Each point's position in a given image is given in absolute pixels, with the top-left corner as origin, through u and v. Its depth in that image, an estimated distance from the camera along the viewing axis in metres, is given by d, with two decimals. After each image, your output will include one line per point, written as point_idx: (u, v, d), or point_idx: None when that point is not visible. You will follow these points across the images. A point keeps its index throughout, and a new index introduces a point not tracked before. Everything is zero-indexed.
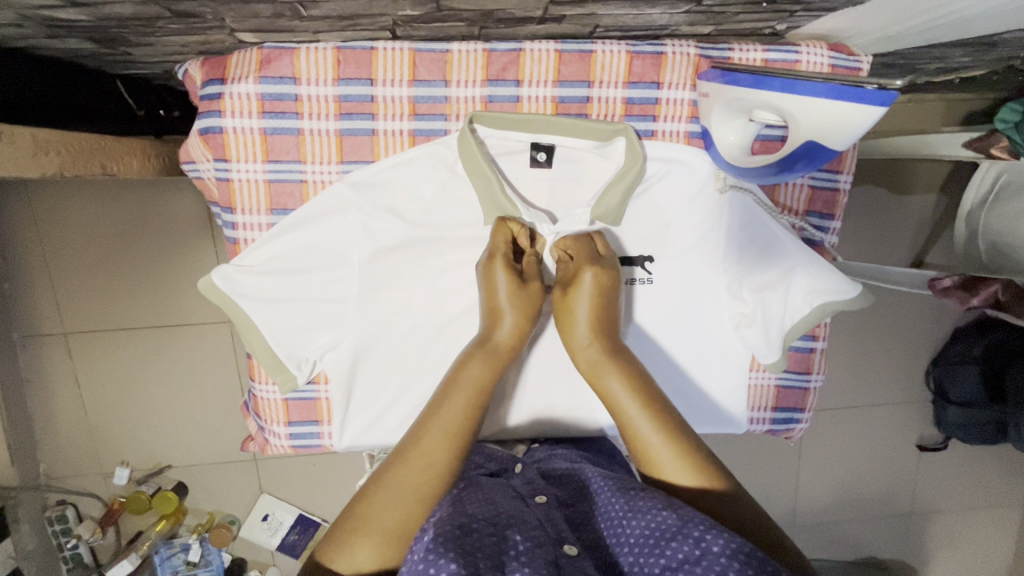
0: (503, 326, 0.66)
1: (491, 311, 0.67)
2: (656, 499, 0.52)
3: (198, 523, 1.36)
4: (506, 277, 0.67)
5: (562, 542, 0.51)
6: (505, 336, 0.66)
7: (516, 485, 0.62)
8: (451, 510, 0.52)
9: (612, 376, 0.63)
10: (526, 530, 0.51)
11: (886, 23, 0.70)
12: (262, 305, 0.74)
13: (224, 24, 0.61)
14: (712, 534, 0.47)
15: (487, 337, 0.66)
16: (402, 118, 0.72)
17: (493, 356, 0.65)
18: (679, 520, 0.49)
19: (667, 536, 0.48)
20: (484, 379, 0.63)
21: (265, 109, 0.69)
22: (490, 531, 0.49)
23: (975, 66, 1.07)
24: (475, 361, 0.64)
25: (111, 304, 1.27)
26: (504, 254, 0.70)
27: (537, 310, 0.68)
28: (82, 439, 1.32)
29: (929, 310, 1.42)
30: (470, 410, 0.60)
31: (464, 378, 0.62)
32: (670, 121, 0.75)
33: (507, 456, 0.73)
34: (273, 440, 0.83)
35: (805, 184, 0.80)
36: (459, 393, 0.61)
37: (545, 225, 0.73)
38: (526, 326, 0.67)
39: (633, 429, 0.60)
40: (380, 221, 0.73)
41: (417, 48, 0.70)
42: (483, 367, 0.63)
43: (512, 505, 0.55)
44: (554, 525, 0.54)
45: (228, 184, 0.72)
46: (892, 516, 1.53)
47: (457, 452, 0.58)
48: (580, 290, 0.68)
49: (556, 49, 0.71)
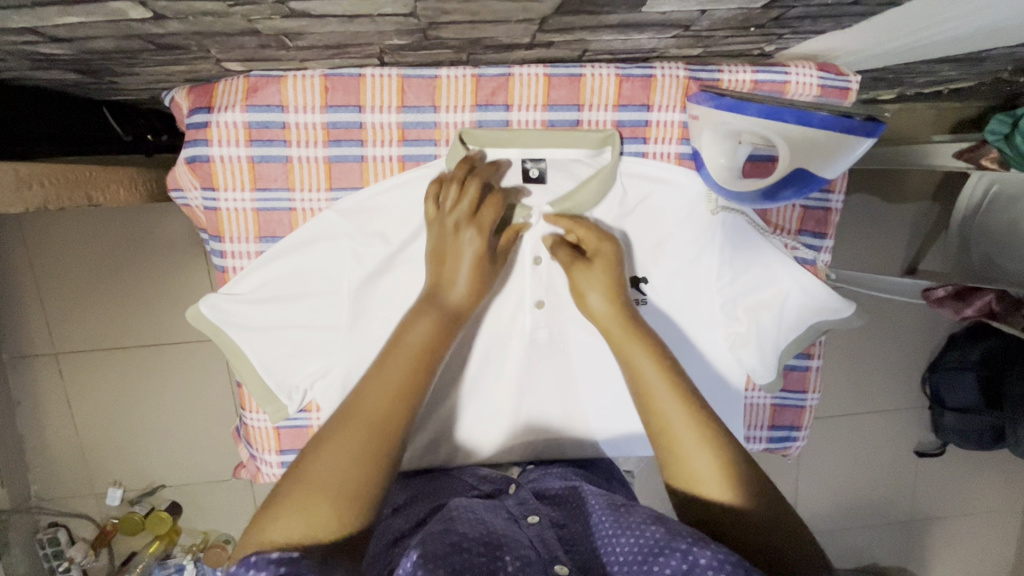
0: (456, 289, 0.65)
1: (437, 262, 0.66)
2: (645, 514, 0.53)
3: (193, 542, 1.37)
4: (473, 249, 0.66)
5: (553, 562, 0.50)
6: (458, 296, 0.65)
7: (509, 507, 0.61)
8: (439, 530, 0.51)
9: (638, 350, 0.63)
10: (516, 550, 0.50)
11: (873, 43, 0.70)
12: (251, 333, 0.73)
13: (209, 56, 0.61)
14: (699, 546, 0.46)
15: (437, 293, 0.65)
16: (391, 144, 0.71)
17: (443, 318, 0.63)
18: (667, 534, 0.49)
19: (656, 551, 0.48)
20: (432, 346, 0.61)
21: (252, 137, 0.69)
22: (482, 550, 0.49)
23: (966, 78, 1.08)
24: (422, 320, 0.62)
25: (102, 325, 1.26)
26: (476, 226, 0.66)
27: (490, 275, 0.67)
28: (75, 461, 1.31)
29: (925, 317, 1.44)
30: (416, 370, 0.59)
31: (408, 337, 0.61)
32: (661, 143, 0.74)
33: (502, 476, 0.72)
34: (265, 468, 0.81)
35: (796, 204, 0.78)
36: (398, 352, 0.60)
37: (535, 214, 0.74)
38: (480, 285, 0.66)
39: (664, 422, 0.59)
40: (368, 247, 0.72)
41: (405, 74, 0.69)
42: (430, 327, 0.62)
43: (505, 526, 0.55)
44: (547, 546, 0.53)
45: (215, 213, 0.71)
46: (891, 523, 1.53)
47: (402, 404, 0.56)
48: (601, 260, 0.69)
49: (545, 73, 0.70)
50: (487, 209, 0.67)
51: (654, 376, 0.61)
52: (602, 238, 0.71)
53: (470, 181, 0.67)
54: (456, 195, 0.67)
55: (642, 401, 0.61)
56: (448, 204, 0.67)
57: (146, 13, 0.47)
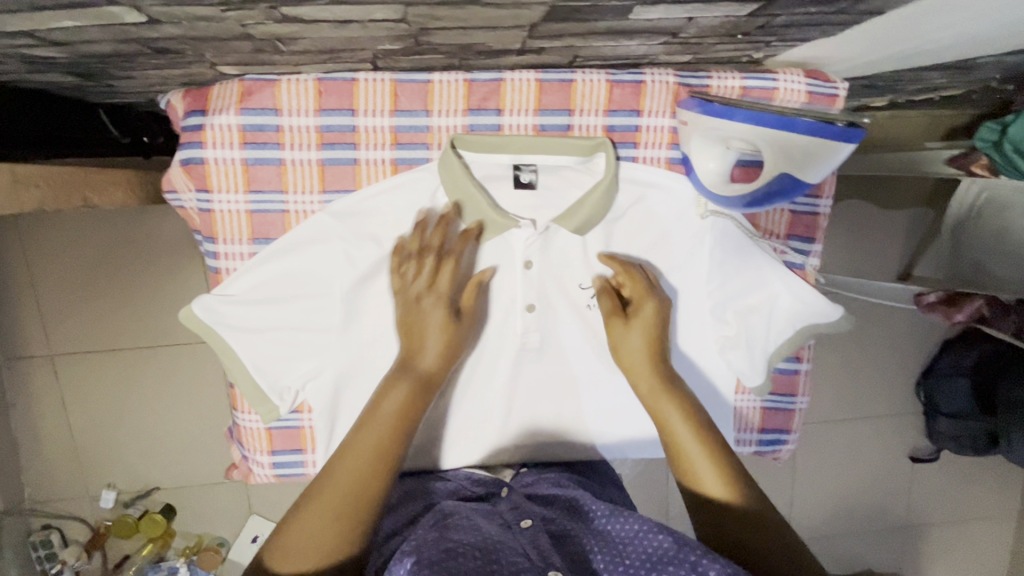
0: (426, 354, 0.67)
1: (407, 332, 0.69)
2: (648, 522, 0.56)
3: (187, 545, 1.36)
4: (440, 318, 0.68)
5: (548, 568, 0.50)
6: (430, 359, 0.67)
7: (502, 513, 0.62)
8: (436, 538, 0.53)
9: (660, 386, 0.69)
10: (511, 557, 0.51)
11: (859, 51, 0.71)
12: (244, 334, 0.73)
13: (204, 59, 0.62)
14: (708, 559, 0.49)
15: (410, 360, 0.67)
16: (384, 147, 0.72)
17: (416, 385, 0.65)
18: (675, 543, 0.52)
19: (665, 561, 0.51)
20: (408, 410, 0.63)
21: (246, 140, 0.70)
22: (478, 556, 0.50)
23: (955, 86, 1.09)
24: (397, 388, 0.64)
25: (98, 326, 1.26)
26: (442, 294, 0.69)
27: (460, 336, 0.70)
28: (69, 463, 1.31)
29: (917, 322, 1.45)
30: (393, 431, 0.61)
31: (384, 406, 0.62)
32: (651, 148, 0.75)
33: (494, 480, 0.73)
34: (256, 469, 0.82)
35: (785, 208, 0.79)
36: (373, 422, 0.61)
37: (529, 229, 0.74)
38: (450, 348, 0.69)
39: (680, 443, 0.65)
40: (360, 250, 0.72)
41: (398, 79, 0.70)
42: (404, 394, 0.64)
43: (499, 533, 0.55)
44: (541, 552, 0.53)
45: (209, 215, 0.72)
46: (886, 529, 1.53)
47: (378, 473, 0.59)
48: (642, 319, 0.72)
49: (536, 79, 0.71)
50: (445, 277, 0.70)
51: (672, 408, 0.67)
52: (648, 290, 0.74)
53: (426, 255, 0.70)
54: (416, 268, 0.70)
55: (663, 434, 0.67)
56: (410, 275, 0.70)
57: (141, 18, 0.48)
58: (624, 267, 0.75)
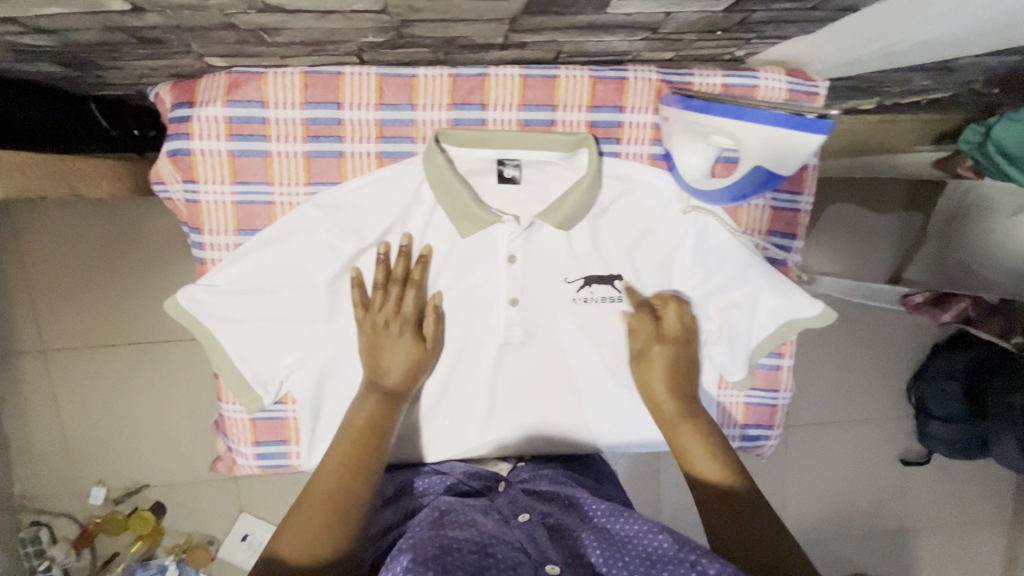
0: (392, 373, 0.72)
1: (371, 359, 0.72)
2: (650, 524, 0.57)
3: (176, 543, 1.35)
4: (407, 340, 0.73)
5: (545, 563, 0.52)
6: (398, 375, 0.72)
7: (501, 508, 0.64)
8: (432, 533, 0.55)
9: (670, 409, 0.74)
10: (507, 550, 0.53)
11: (838, 51, 0.72)
12: (229, 325, 0.74)
13: (190, 50, 0.62)
14: (708, 558, 0.50)
15: (378, 380, 0.72)
16: (370, 140, 0.73)
17: (386, 399, 0.71)
18: (676, 544, 0.53)
19: (665, 561, 0.52)
20: (374, 423, 0.69)
21: (233, 131, 0.70)
22: (474, 549, 0.52)
23: (940, 89, 1.11)
24: (367, 402, 0.70)
25: (90, 322, 1.26)
26: (405, 321, 0.73)
27: (423, 357, 0.74)
28: (58, 459, 1.31)
29: (907, 325, 1.46)
30: (361, 446, 0.66)
31: (351, 423, 0.68)
32: (634, 143, 0.76)
33: (491, 474, 0.75)
34: (241, 460, 0.82)
35: (766, 204, 0.80)
36: (344, 436, 0.67)
37: (511, 226, 0.74)
38: (417, 367, 0.73)
39: (685, 452, 0.70)
40: (345, 242, 0.73)
41: (383, 73, 0.71)
42: (374, 407, 0.70)
43: (496, 528, 0.57)
44: (537, 546, 0.55)
45: (196, 206, 0.73)
46: (877, 532, 1.53)
47: (352, 477, 0.64)
48: (659, 353, 0.76)
49: (521, 74, 0.72)
50: (408, 302, 0.73)
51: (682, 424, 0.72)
52: (676, 326, 0.77)
53: (390, 285, 0.73)
54: (381, 297, 0.73)
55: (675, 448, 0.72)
56: (375, 302, 0.73)
57: (125, 5, 0.49)
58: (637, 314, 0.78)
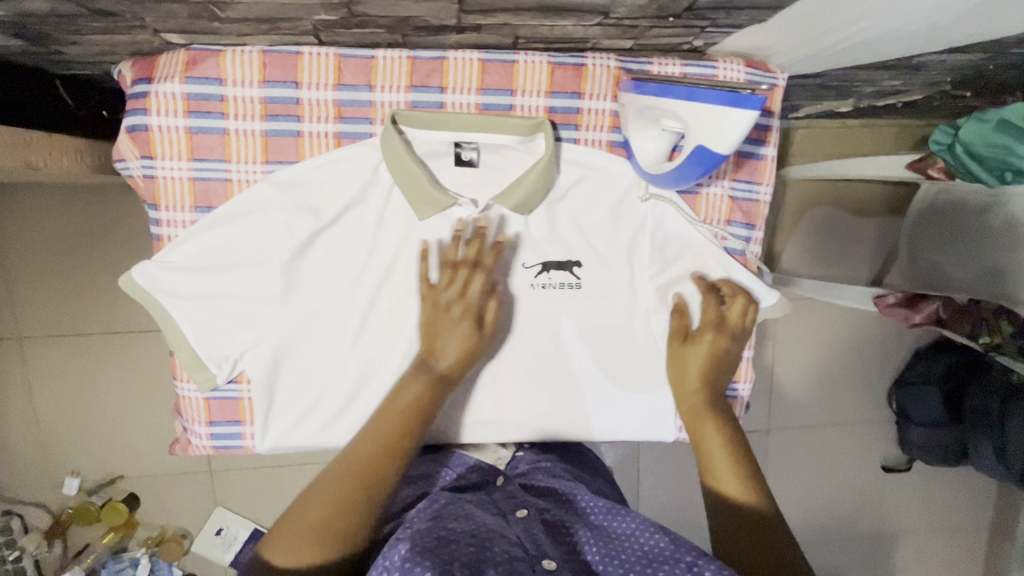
0: (445, 356, 0.71)
1: (428, 335, 0.72)
2: (644, 521, 0.60)
3: (149, 536, 1.35)
4: (466, 326, 0.72)
5: (541, 557, 0.54)
6: (448, 362, 0.71)
7: (499, 502, 0.66)
8: (430, 525, 0.57)
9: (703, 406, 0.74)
10: (504, 545, 0.54)
11: (795, 43, 0.73)
12: (184, 302, 0.74)
13: (145, 25, 0.63)
14: (704, 560, 0.53)
15: (429, 359, 0.71)
16: (327, 120, 0.73)
17: (433, 380, 0.70)
18: (670, 544, 0.56)
19: (659, 560, 0.55)
20: (425, 405, 0.68)
21: (190, 108, 0.71)
22: (470, 542, 0.54)
23: (912, 90, 1.12)
24: (414, 383, 0.69)
25: (64, 308, 1.26)
26: (471, 306, 0.72)
27: (479, 342, 0.72)
28: (31, 447, 1.30)
29: (887, 329, 1.46)
30: (408, 422, 0.66)
31: (399, 401, 0.67)
32: (592, 130, 0.77)
33: (491, 468, 0.76)
34: (196, 440, 0.82)
35: (725, 194, 0.80)
36: (388, 412, 0.67)
37: (467, 209, 0.75)
38: (470, 353, 0.72)
39: (709, 455, 0.70)
40: (301, 221, 0.73)
41: (342, 54, 0.71)
42: (422, 389, 0.69)
43: (494, 521, 0.59)
44: (534, 540, 0.57)
45: (153, 182, 0.73)
46: (856, 539, 1.53)
47: (385, 455, 0.64)
48: (704, 345, 0.77)
49: (479, 58, 0.73)
50: (474, 287, 0.73)
51: (710, 427, 0.72)
52: (732, 327, 0.78)
53: (460, 268, 0.73)
54: (448, 278, 0.73)
55: (698, 448, 0.72)
56: (441, 283, 0.73)
57: None
58: (704, 296, 0.79)
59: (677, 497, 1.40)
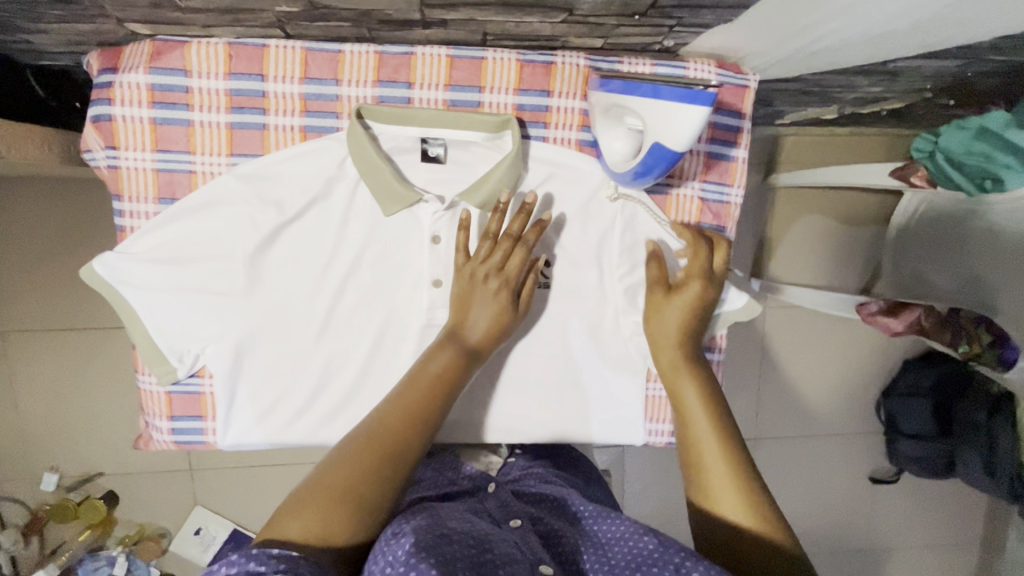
0: (475, 327, 0.70)
1: (460, 307, 0.71)
2: (636, 526, 0.57)
3: (126, 534, 1.34)
4: (500, 301, 0.70)
5: (539, 561, 0.52)
6: (477, 335, 0.70)
7: (492, 511, 0.64)
8: (427, 522, 0.54)
9: (687, 386, 0.69)
10: (501, 549, 0.52)
11: (766, 45, 0.72)
12: (145, 294, 0.73)
13: (107, 14, 0.63)
14: (692, 561, 0.50)
15: (458, 331, 0.69)
16: (293, 114, 0.73)
17: (461, 353, 0.68)
18: (659, 545, 0.54)
19: (650, 562, 0.52)
20: (449, 381, 0.66)
21: (155, 99, 0.70)
22: (468, 544, 0.51)
23: (895, 98, 1.11)
24: (439, 355, 0.67)
25: (43, 302, 1.25)
26: (507, 281, 0.71)
27: (510, 320, 0.71)
28: (8, 442, 1.29)
29: (874, 338, 1.44)
30: (431, 397, 0.64)
31: (427, 370, 0.66)
32: (561, 128, 0.76)
33: (482, 475, 0.75)
34: (157, 434, 0.81)
35: (695, 196, 0.80)
36: (417, 380, 0.65)
37: (432, 206, 0.74)
38: (499, 331, 0.71)
39: (698, 449, 0.64)
40: (264, 214, 0.73)
41: (309, 48, 0.71)
42: (448, 362, 0.67)
43: (489, 527, 0.57)
44: (530, 546, 0.55)
45: (117, 172, 0.72)
46: (844, 551, 1.50)
47: (416, 428, 0.62)
48: (684, 293, 0.74)
49: (447, 54, 0.72)
50: (513, 262, 0.71)
51: (701, 418, 0.66)
52: (714, 279, 0.75)
53: (501, 241, 0.71)
54: (488, 249, 0.71)
55: (683, 438, 0.66)
56: (480, 253, 0.71)
57: None
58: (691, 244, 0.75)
59: (661, 504, 1.39)
